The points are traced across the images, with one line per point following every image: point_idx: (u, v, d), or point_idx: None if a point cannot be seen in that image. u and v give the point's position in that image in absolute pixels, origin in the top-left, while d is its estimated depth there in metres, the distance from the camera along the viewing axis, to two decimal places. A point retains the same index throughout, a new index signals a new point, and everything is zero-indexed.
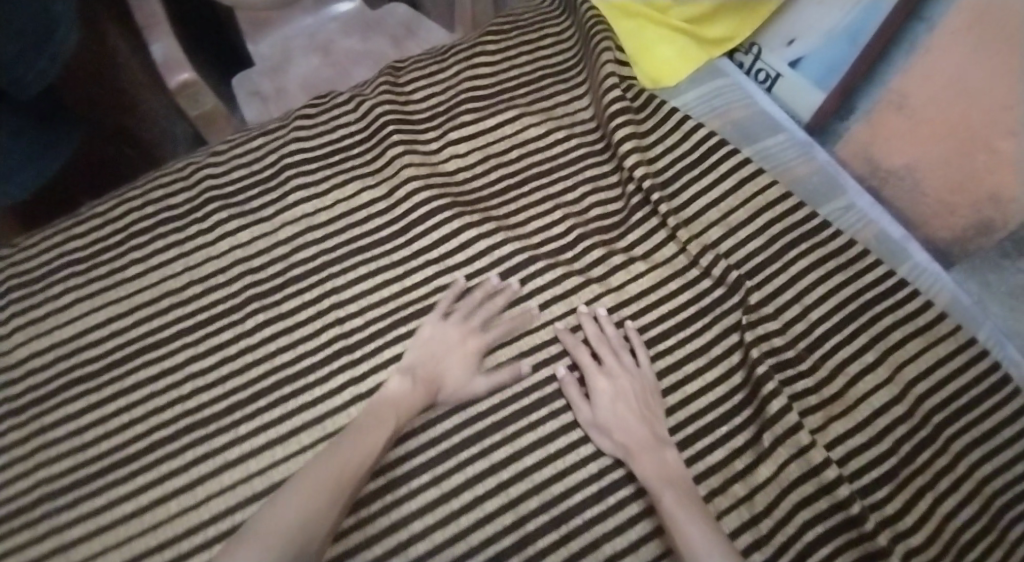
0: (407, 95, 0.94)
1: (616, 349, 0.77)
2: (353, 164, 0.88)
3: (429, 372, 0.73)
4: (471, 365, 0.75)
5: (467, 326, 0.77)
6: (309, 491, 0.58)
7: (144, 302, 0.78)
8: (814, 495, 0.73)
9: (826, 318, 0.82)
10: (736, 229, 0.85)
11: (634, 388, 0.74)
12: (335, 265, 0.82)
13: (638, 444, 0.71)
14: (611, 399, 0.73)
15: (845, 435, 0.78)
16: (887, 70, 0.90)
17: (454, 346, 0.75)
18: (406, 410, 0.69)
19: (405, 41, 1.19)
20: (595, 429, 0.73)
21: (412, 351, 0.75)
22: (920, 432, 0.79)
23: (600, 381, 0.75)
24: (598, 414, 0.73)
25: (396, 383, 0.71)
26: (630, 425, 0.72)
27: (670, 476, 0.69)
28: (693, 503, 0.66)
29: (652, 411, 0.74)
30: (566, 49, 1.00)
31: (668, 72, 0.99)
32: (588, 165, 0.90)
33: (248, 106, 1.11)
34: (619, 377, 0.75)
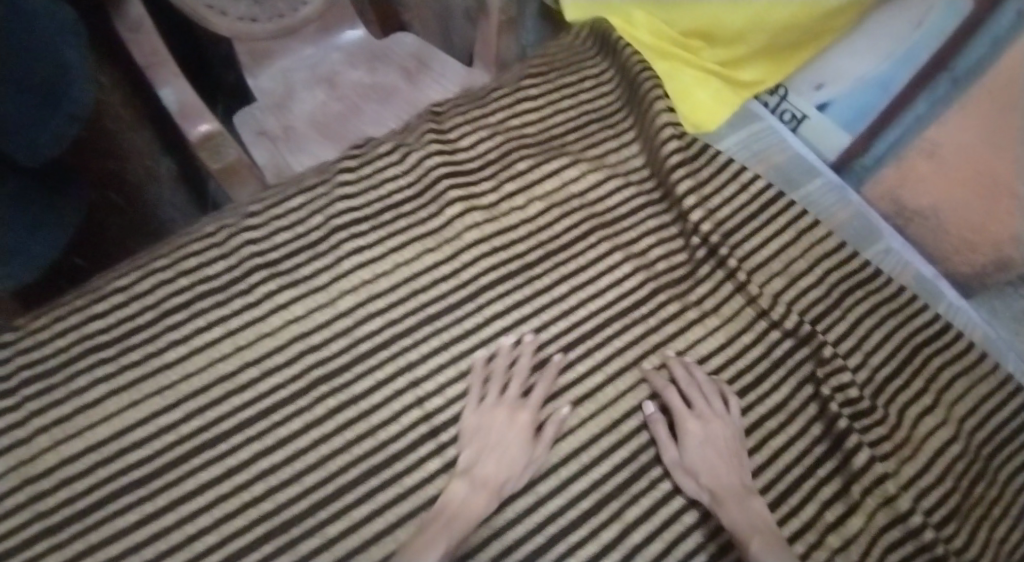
0: (454, 143, 0.89)
1: (707, 394, 0.74)
2: (408, 222, 0.82)
3: (488, 468, 0.67)
4: (527, 439, 0.69)
5: (506, 405, 0.71)
6: None
7: (194, 392, 0.70)
8: (901, 539, 0.73)
9: (886, 363, 0.84)
10: (799, 277, 0.86)
11: (725, 435, 0.71)
12: (406, 338, 0.75)
13: (726, 490, 0.68)
14: (701, 445, 0.70)
15: (927, 481, 0.78)
16: (916, 121, 0.94)
17: (505, 428, 0.69)
18: (473, 516, 0.63)
19: (417, 75, 1.13)
20: (680, 471, 0.71)
21: (463, 450, 0.69)
22: (979, 467, 0.82)
23: (691, 424, 0.72)
24: (686, 456, 0.70)
25: (455, 489, 0.66)
26: (719, 470, 0.69)
27: (760, 525, 0.65)
28: (782, 552, 0.62)
29: (739, 459, 0.71)
30: (608, 92, 1.00)
31: (704, 112, 0.99)
32: (649, 215, 0.88)
33: (256, 147, 1.01)
34: (710, 422, 0.72)
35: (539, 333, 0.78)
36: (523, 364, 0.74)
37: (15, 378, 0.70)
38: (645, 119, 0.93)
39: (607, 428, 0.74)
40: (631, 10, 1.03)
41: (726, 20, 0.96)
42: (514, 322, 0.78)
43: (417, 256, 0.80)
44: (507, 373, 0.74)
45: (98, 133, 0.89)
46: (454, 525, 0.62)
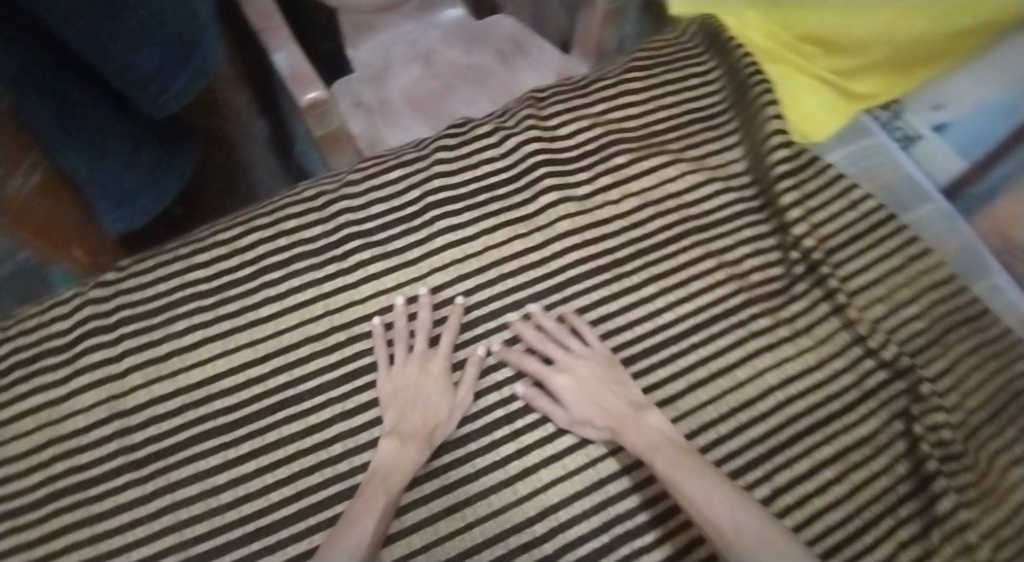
0: (554, 130, 0.88)
1: (561, 341, 0.72)
2: (501, 205, 0.82)
3: (413, 420, 0.66)
4: (445, 386, 0.69)
5: (416, 358, 0.71)
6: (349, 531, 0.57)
7: (285, 347, 0.72)
8: None
9: (983, 407, 0.79)
10: (902, 306, 0.82)
11: (596, 373, 0.69)
12: (490, 322, 0.75)
13: (617, 419, 0.65)
14: (578, 394, 0.68)
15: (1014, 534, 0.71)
16: None
17: (421, 380, 0.69)
18: (409, 467, 0.64)
19: (513, 58, 1.10)
20: (578, 425, 0.69)
21: (386, 414, 0.68)
22: None
23: (560, 380, 0.69)
24: (572, 411, 0.68)
25: (384, 449, 0.65)
26: (606, 406, 0.67)
27: (657, 437, 0.63)
28: (692, 458, 0.60)
29: (615, 382, 0.69)
30: (715, 94, 0.96)
31: (814, 123, 0.96)
32: (748, 223, 0.85)
33: (352, 119, 1.01)
34: (574, 368, 0.70)
35: (623, 331, 0.76)
36: (424, 318, 0.73)
37: (117, 315, 0.73)
38: (751, 125, 0.90)
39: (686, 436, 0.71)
40: (745, 10, 1.01)
41: (846, 30, 0.92)
42: (598, 318, 0.77)
43: (508, 241, 0.80)
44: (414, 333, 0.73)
45: (215, 103, 0.90)
46: (391, 479, 0.63)
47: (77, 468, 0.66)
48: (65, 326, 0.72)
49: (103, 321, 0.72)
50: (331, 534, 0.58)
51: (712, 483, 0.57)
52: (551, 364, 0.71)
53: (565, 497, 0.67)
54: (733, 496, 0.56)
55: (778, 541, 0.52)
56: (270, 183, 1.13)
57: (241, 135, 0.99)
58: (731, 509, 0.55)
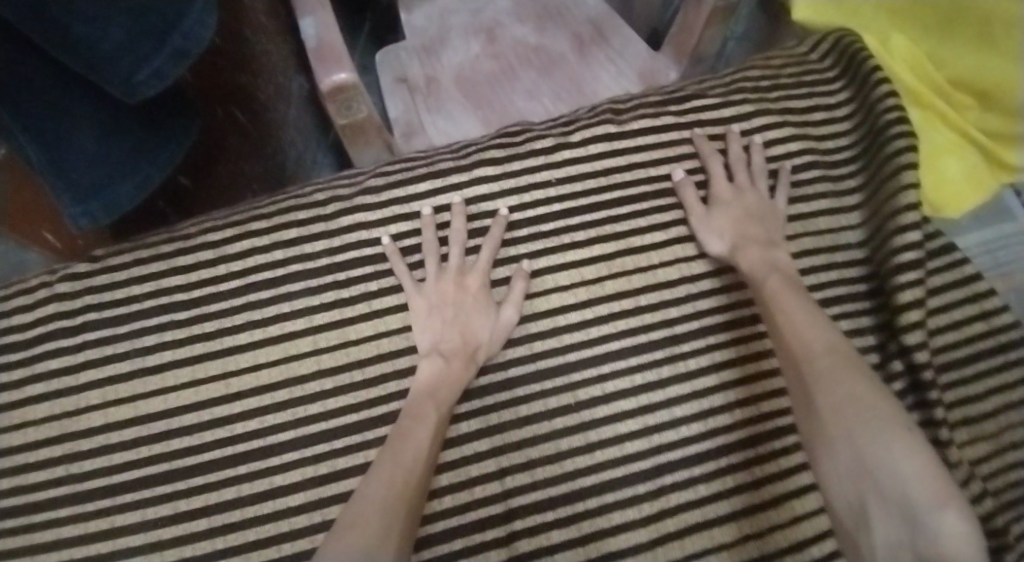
0: (628, 156, 0.72)
1: (735, 161, 0.72)
2: (547, 244, 0.68)
3: (454, 338, 0.62)
4: (488, 304, 0.64)
5: (450, 275, 0.65)
6: (396, 451, 0.55)
7: (260, 388, 0.61)
8: None
9: None
10: (1009, 448, 0.67)
11: (750, 205, 0.69)
12: (505, 392, 0.64)
13: (750, 236, 0.67)
14: (733, 206, 0.68)
15: None
16: None
17: (460, 298, 0.64)
18: (452, 388, 0.60)
19: (591, 47, 0.92)
20: (702, 226, 0.68)
21: (423, 333, 0.63)
22: None
23: (721, 189, 0.70)
24: (716, 211, 0.69)
25: (425, 368, 0.61)
26: (748, 227, 0.67)
27: (783, 272, 0.64)
28: (798, 295, 0.62)
29: (768, 218, 0.69)
30: (834, 138, 0.77)
31: (951, 191, 0.78)
32: (843, 313, 0.69)
33: (394, 98, 0.87)
34: (742, 193, 0.70)
35: (664, 431, 0.64)
36: (458, 227, 0.67)
37: (83, 317, 0.63)
38: (874, 193, 0.73)
39: None
40: (895, 34, 0.81)
41: (1021, 86, 0.74)
42: (638, 407, 0.64)
43: (544, 292, 0.67)
44: (438, 242, 0.67)
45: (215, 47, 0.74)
46: (438, 397, 0.60)
47: (26, 489, 0.61)
48: (27, 319, 0.64)
49: (68, 321, 0.64)
50: (373, 463, 0.55)
51: (818, 318, 0.60)
52: (710, 159, 0.72)
53: None
54: (835, 334, 0.59)
55: (884, 395, 0.54)
56: (309, 158, 0.94)
57: (265, 96, 0.85)
58: (828, 334, 0.59)
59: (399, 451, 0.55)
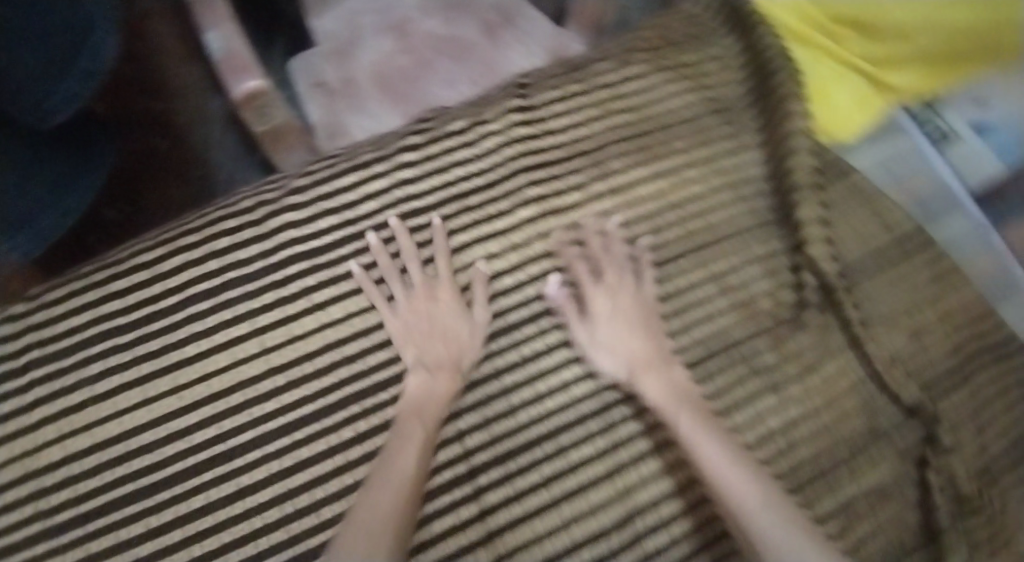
0: (541, 124, 0.75)
1: (610, 263, 0.69)
2: (474, 217, 0.70)
3: (433, 349, 0.63)
4: (458, 312, 0.65)
5: (420, 288, 0.66)
6: (385, 469, 0.56)
7: (213, 395, 0.62)
8: None
9: (999, 445, 0.73)
10: (924, 334, 0.74)
11: (632, 304, 0.67)
12: (454, 359, 0.65)
13: (645, 361, 0.64)
14: (612, 318, 0.66)
15: None
16: None
17: (430, 311, 0.65)
18: (440, 401, 0.62)
19: (499, 32, 0.96)
20: (592, 349, 0.66)
21: (402, 351, 0.64)
22: None
23: (598, 297, 0.67)
24: (598, 332, 0.66)
25: (411, 384, 0.62)
26: (638, 345, 0.65)
27: (684, 395, 0.62)
28: (706, 426, 0.60)
29: (653, 324, 0.66)
30: (730, 82, 0.82)
31: (844, 117, 0.84)
32: (758, 238, 0.75)
33: (312, 104, 0.89)
34: (616, 291, 0.67)
35: None
36: (412, 243, 0.68)
37: (27, 356, 0.64)
38: (775, 125, 0.78)
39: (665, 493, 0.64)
40: None
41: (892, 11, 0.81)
42: None
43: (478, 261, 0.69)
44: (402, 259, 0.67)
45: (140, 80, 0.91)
46: (425, 413, 0.61)
47: None
48: None
49: (13, 364, 0.64)
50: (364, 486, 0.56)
51: (728, 451, 0.58)
52: (593, 261, 0.69)
53: None
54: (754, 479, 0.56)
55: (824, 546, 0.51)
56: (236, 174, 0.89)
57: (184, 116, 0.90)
58: (745, 488, 0.55)
59: (388, 470, 0.56)
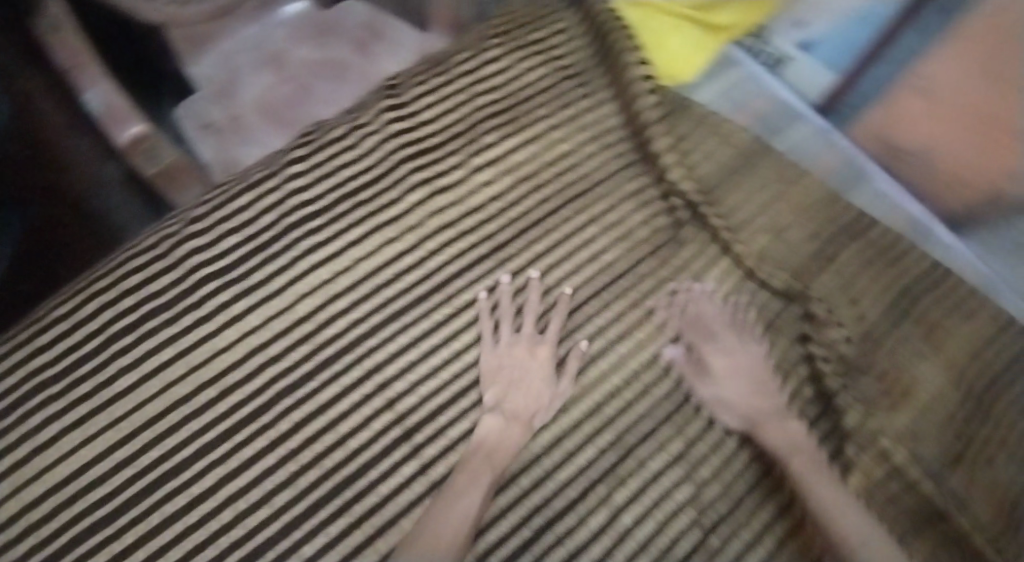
0: (414, 116, 0.81)
1: (725, 325, 0.76)
2: (367, 210, 0.76)
3: (515, 399, 0.68)
4: (548, 374, 0.70)
5: (526, 339, 0.72)
6: (447, 504, 0.60)
7: (151, 419, 0.64)
8: (884, 479, 0.72)
9: (874, 309, 0.82)
10: (783, 232, 0.84)
11: (749, 363, 0.75)
12: (373, 337, 0.70)
13: (761, 414, 0.72)
14: (732, 381, 0.73)
15: (908, 421, 0.77)
16: (875, 83, 0.93)
17: (527, 364, 0.71)
18: (512, 445, 0.66)
19: (370, 46, 1.03)
20: (718, 407, 0.74)
21: (488, 390, 0.69)
22: (969, 400, 0.80)
23: (719, 360, 0.74)
24: (723, 391, 0.73)
25: (487, 425, 0.67)
26: (752, 399, 0.73)
27: (799, 445, 0.70)
28: (821, 470, 0.68)
29: (763, 380, 0.74)
30: (577, 49, 0.90)
31: (682, 64, 0.92)
32: (628, 177, 0.83)
33: (202, 143, 0.93)
34: (734, 353, 0.75)
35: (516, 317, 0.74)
36: (532, 301, 0.74)
37: None
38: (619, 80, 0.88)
39: (588, 413, 0.71)
40: None
41: None
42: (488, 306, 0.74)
43: (379, 247, 0.74)
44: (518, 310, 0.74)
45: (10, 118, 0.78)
46: (495, 457, 0.65)
47: None
48: None
49: None
50: (425, 512, 0.61)
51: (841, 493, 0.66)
52: (697, 326, 0.76)
53: None
54: (863, 516, 0.64)
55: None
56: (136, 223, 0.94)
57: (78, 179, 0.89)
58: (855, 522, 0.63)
59: (449, 509, 0.60)
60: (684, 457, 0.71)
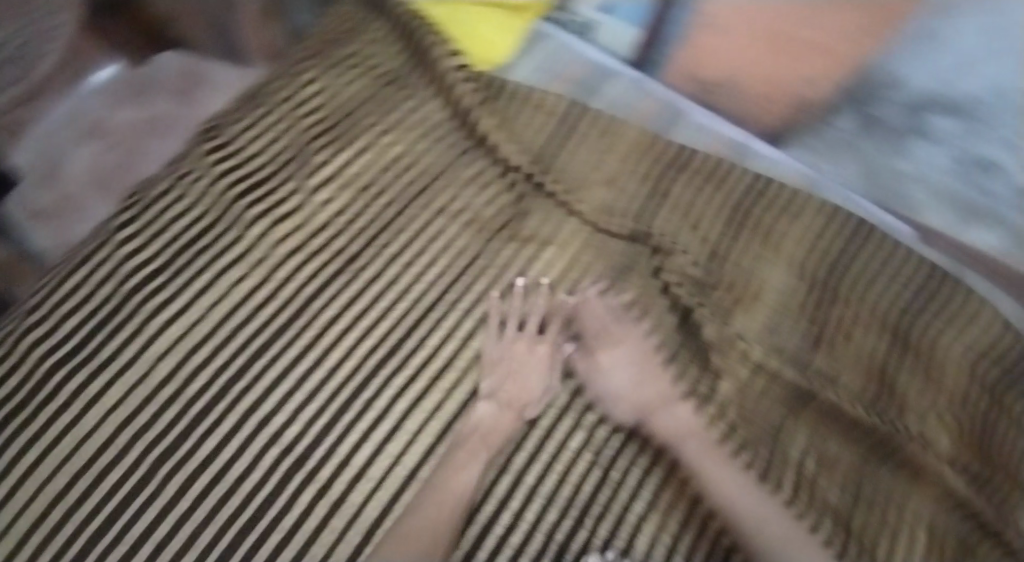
0: (236, 152, 0.82)
1: (610, 319, 0.78)
2: (207, 256, 0.78)
3: (510, 388, 0.73)
4: (544, 372, 0.75)
5: (529, 336, 0.76)
6: (450, 484, 0.63)
7: (35, 520, 0.63)
8: (752, 378, 0.78)
9: (715, 230, 0.88)
10: (616, 181, 0.89)
11: (635, 354, 0.76)
12: (242, 379, 0.72)
13: (651, 404, 0.73)
14: (620, 372, 0.75)
15: (762, 321, 0.83)
16: (676, 26, 0.99)
17: (527, 359, 0.75)
18: (502, 432, 0.70)
19: (192, 94, 1.03)
20: (611, 402, 0.75)
21: (485, 378, 0.73)
22: (819, 285, 0.87)
23: (606, 357, 0.76)
24: (611, 385, 0.75)
25: (482, 410, 0.71)
26: (641, 388, 0.74)
27: (690, 430, 0.71)
28: (713, 450, 0.70)
29: (652, 367, 0.75)
30: (391, 54, 0.93)
31: (495, 46, 0.96)
32: (463, 165, 0.86)
33: (35, 232, 0.91)
34: (620, 348, 0.76)
35: (382, 322, 0.76)
36: (539, 304, 0.79)
37: None
38: (433, 75, 0.91)
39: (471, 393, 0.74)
40: None
41: None
42: (352, 321, 0.76)
43: (229, 288, 0.77)
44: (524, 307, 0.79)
45: None
46: (489, 440, 0.69)
47: None
48: None
49: None
50: (426, 485, 0.63)
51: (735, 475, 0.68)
52: (595, 321, 0.78)
53: (384, 506, 0.67)
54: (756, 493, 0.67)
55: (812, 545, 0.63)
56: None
57: None
58: (749, 499, 0.66)
59: (449, 487, 0.63)
60: (571, 407, 0.76)
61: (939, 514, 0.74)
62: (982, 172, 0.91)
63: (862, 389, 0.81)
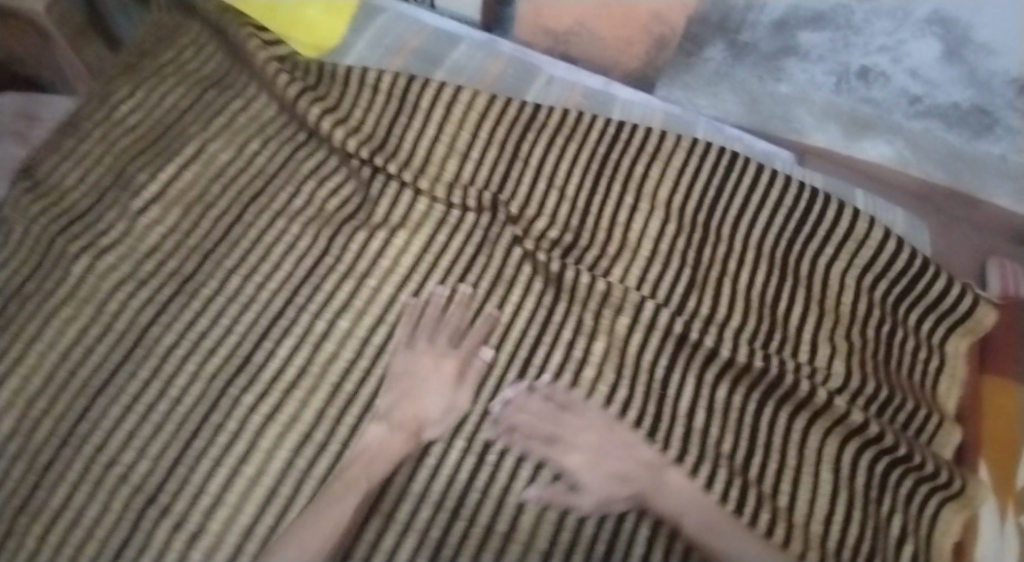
0: (58, 189, 0.78)
1: (554, 414, 0.66)
2: (36, 302, 0.72)
3: (405, 409, 0.66)
4: (449, 385, 0.68)
5: (439, 348, 0.70)
6: (345, 496, 0.59)
7: None
8: (631, 331, 0.72)
9: (581, 183, 0.81)
10: (467, 150, 0.82)
11: (600, 440, 0.64)
12: (81, 424, 0.66)
13: (643, 486, 0.62)
14: (594, 469, 0.63)
15: (641, 272, 0.77)
16: None
17: (428, 374, 0.68)
18: (394, 455, 0.63)
19: (27, 129, 0.96)
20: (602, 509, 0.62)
21: (385, 395, 0.67)
22: (700, 222, 0.80)
23: (571, 457, 0.64)
24: (596, 491, 0.62)
25: (373, 432, 0.64)
26: (625, 475, 0.62)
27: (688, 500, 0.61)
28: (722, 520, 0.59)
29: (625, 445, 0.64)
30: (211, 55, 0.88)
31: (324, 30, 0.91)
32: (299, 161, 0.81)
33: None
34: (583, 439, 0.65)
35: (227, 339, 0.71)
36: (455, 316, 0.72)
37: None
38: (250, 64, 0.85)
39: (329, 396, 0.68)
40: None
41: None
42: (194, 342, 0.70)
43: (60, 330, 0.71)
44: (315, 275, 0.75)
45: None
46: (376, 463, 0.62)
47: None
48: None
49: None
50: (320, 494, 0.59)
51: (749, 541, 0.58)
52: (548, 414, 0.66)
53: (243, 532, 0.61)
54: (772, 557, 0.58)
55: None
56: None
57: None
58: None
59: (340, 500, 0.58)
60: None
61: (838, 447, 0.69)
62: (865, 83, 0.90)
63: (753, 326, 0.74)
